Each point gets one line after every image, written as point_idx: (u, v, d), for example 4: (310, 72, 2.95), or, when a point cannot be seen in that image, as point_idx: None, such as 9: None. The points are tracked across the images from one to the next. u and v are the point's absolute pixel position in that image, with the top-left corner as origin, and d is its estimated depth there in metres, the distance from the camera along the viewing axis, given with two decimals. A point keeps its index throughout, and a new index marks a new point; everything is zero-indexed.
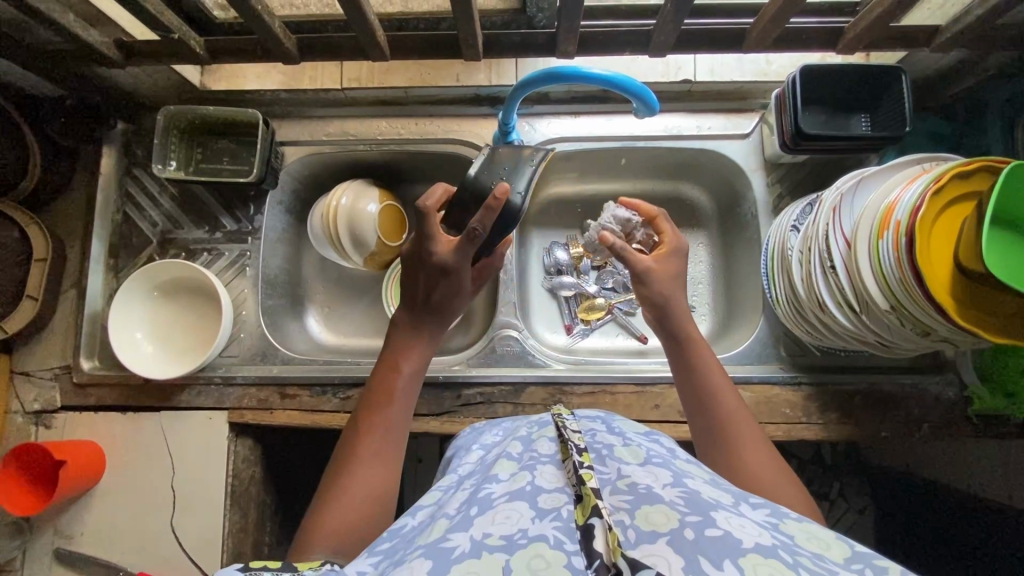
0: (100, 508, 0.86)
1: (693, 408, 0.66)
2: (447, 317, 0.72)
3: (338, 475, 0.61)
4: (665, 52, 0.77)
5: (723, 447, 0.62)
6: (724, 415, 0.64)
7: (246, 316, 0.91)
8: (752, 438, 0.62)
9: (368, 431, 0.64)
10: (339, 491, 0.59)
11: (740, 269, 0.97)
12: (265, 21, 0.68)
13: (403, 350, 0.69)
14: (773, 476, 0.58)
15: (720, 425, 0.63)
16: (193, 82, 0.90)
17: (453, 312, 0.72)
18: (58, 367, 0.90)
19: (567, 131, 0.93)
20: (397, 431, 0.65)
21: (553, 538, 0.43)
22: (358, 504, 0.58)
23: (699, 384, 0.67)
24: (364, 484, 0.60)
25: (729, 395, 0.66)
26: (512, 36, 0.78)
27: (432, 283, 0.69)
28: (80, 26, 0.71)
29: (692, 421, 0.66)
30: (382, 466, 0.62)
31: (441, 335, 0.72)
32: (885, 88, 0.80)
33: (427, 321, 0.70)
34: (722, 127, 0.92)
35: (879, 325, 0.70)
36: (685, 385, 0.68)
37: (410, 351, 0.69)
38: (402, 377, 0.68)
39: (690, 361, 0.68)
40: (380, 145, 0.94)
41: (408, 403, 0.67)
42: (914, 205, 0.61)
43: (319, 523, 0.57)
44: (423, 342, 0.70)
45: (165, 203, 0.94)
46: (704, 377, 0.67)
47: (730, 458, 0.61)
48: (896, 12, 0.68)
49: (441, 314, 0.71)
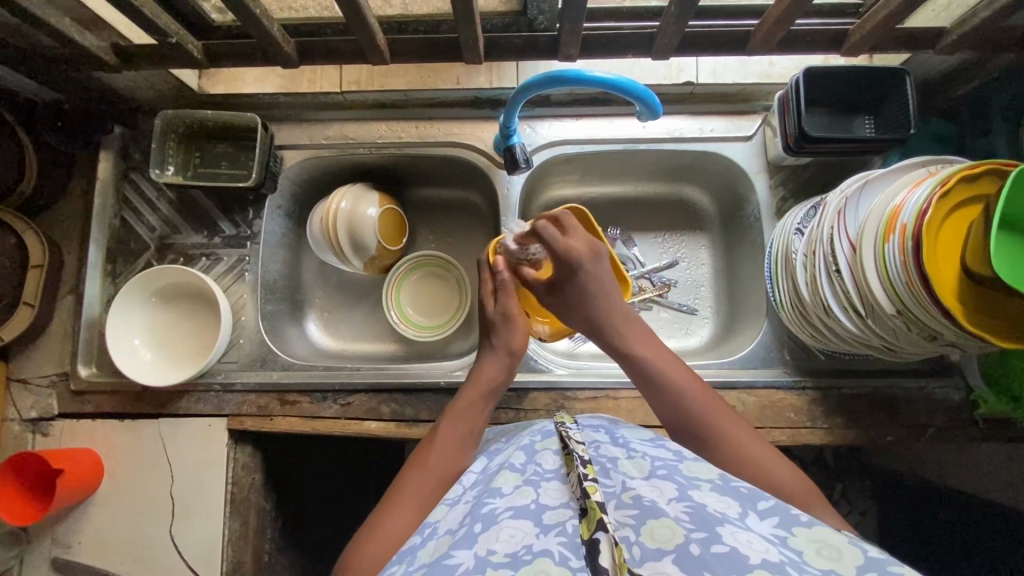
0: (98, 516, 0.85)
1: (655, 397, 0.66)
2: (501, 345, 0.72)
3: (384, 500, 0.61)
4: (668, 55, 0.76)
5: (700, 431, 0.63)
6: (689, 402, 0.64)
7: (245, 321, 0.90)
8: (723, 416, 0.63)
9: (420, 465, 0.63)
10: (381, 517, 0.59)
11: (744, 272, 0.96)
12: (264, 25, 0.68)
13: (464, 386, 0.71)
14: (755, 448, 0.61)
15: (688, 410, 0.64)
16: (191, 86, 0.90)
17: (507, 342, 0.72)
18: (56, 375, 0.89)
19: (567, 133, 0.92)
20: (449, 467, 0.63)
21: (558, 554, 0.43)
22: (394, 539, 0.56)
23: (677, 399, 0.64)
24: (405, 510, 0.59)
25: (712, 402, 0.64)
26: (513, 39, 0.77)
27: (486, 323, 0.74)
28: (77, 31, 0.70)
29: (659, 412, 0.66)
30: (425, 491, 0.61)
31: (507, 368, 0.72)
32: (889, 89, 0.79)
33: (484, 351, 0.73)
34: (725, 129, 0.91)
35: (886, 329, 0.69)
36: (639, 379, 0.67)
37: (468, 386, 0.70)
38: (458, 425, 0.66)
39: (669, 377, 0.66)
40: (380, 148, 0.93)
41: (468, 438, 0.66)
42: (921, 208, 0.60)
43: (361, 548, 0.57)
44: (485, 378, 0.70)
45: (163, 207, 0.93)
46: (659, 372, 0.66)
47: (711, 438, 0.62)
48: (900, 15, 0.67)
49: (492, 339, 0.73)
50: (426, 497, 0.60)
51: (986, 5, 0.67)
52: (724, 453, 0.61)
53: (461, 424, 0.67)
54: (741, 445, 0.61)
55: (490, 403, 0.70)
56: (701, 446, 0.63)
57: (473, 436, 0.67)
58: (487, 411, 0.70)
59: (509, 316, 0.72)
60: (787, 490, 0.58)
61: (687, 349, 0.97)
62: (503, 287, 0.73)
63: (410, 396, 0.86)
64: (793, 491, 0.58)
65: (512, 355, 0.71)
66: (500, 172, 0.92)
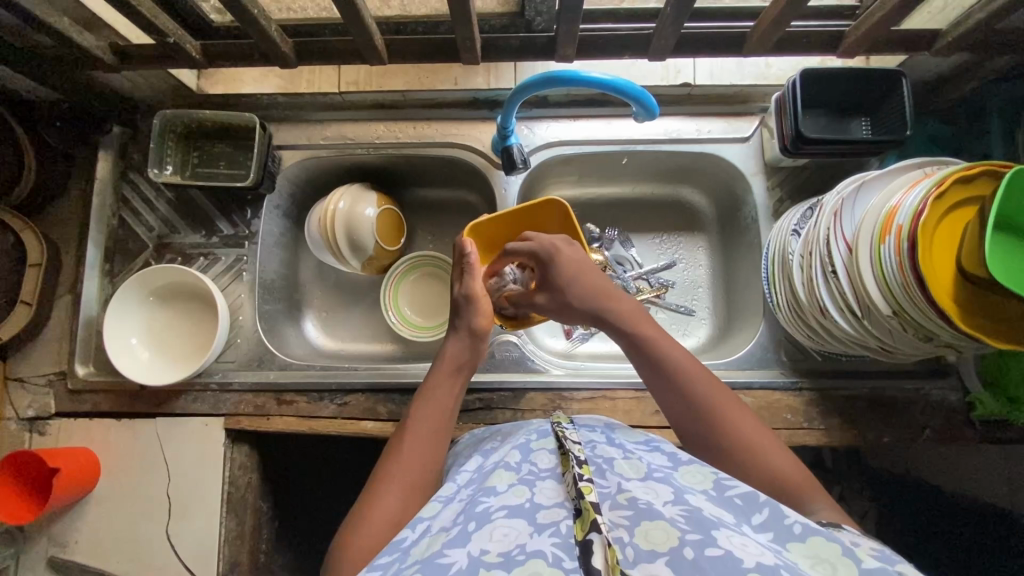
0: (95, 516, 0.84)
1: (659, 391, 0.66)
2: (463, 327, 0.71)
3: (367, 490, 0.60)
4: (665, 56, 0.76)
5: (708, 423, 0.62)
6: (694, 394, 0.63)
7: (243, 321, 0.90)
8: (727, 405, 0.63)
9: (397, 452, 0.63)
10: (367, 506, 0.58)
11: (741, 273, 0.96)
12: (262, 25, 0.68)
13: (432, 368, 0.70)
14: (770, 447, 0.60)
15: (718, 428, 0.61)
16: (190, 87, 0.90)
17: (470, 323, 0.71)
18: (53, 374, 0.89)
19: (565, 134, 0.92)
20: (427, 451, 0.63)
21: (552, 555, 0.43)
22: (378, 527, 0.56)
23: (710, 420, 0.62)
24: (390, 496, 0.58)
25: (742, 417, 0.62)
26: (511, 40, 0.77)
27: (457, 308, 0.72)
28: (75, 30, 0.71)
29: (664, 408, 0.66)
30: (407, 478, 0.60)
31: (472, 348, 0.71)
32: (886, 91, 0.80)
33: (448, 333, 0.72)
34: (722, 130, 0.91)
35: (881, 330, 0.69)
36: (644, 369, 0.67)
37: (436, 368, 0.70)
38: (430, 408, 0.66)
39: (694, 398, 0.63)
40: (378, 148, 0.93)
41: (440, 417, 0.66)
42: (916, 210, 0.60)
43: (349, 541, 0.56)
44: (452, 358, 0.70)
45: (161, 207, 0.93)
46: (677, 377, 0.64)
47: (717, 430, 0.61)
48: (896, 17, 0.68)
49: (454, 321, 0.72)
50: (409, 484, 0.60)
51: (982, 7, 0.67)
52: (729, 444, 0.61)
53: (431, 403, 0.67)
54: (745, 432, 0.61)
55: (461, 380, 0.70)
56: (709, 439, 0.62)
57: (447, 414, 0.67)
58: (458, 388, 0.70)
59: (473, 296, 0.71)
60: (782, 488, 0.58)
61: None
62: (470, 267, 0.72)
63: (407, 396, 0.86)
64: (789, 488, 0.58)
65: (476, 335, 0.71)
66: (498, 173, 0.92)
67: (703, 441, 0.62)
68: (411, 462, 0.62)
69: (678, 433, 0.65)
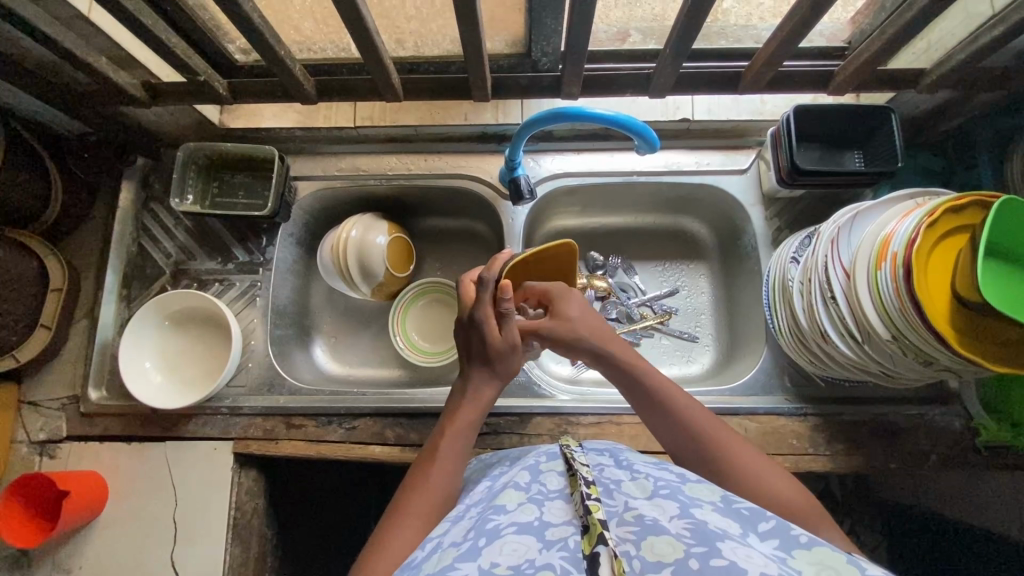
0: (100, 541, 0.84)
1: (643, 406, 0.69)
2: (502, 371, 0.72)
3: (387, 520, 0.61)
4: (665, 93, 0.81)
5: (698, 445, 0.64)
6: (696, 430, 0.65)
7: (255, 346, 0.92)
8: (737, 444, 0.64)
9: (414, 486, 0.64)
10: (387, 536, 0.59)
11: (742, 300, 0.98)
12: (287, 64, 0.73)
13: (460, 404, 0.71)
14: (782, 485, 0.61)
15: (726, 466, 0.62)
16: (213, 120, 0.96)
17: (508, 368, 0.72)
18: (66, 398, 0.90)
19: (569, 167, 0.96)
20: (444, 487, 0.64)
21: (560, 568, 0.44)
22: (394, 557, 0.56)
23: (715, 463, 0.63)
24: (407, 527, 0.59)
25: (774, 475, 0.61)
26: (519, 79, 0.82)
27: (496, 352, 0.70)
28: (111, 69, 0.75)
29: (666, 438, 0.67)
30: (424, 512, 0.61)
31: (498, 391, 0.73)
32: (876, 127, 0.83)
33: (479, 373, 0.71)
34: (721, 163, 0.95)
35: (882, 355, 0.71)
36: (634, 394, 0.70)
37: (464, 406, 0.70)
38: (451, 445, 0.67)
39: (707, 443, 0.64)
40: (390, 179, 0.97)
41: (461, 454, 0.67)
42: (910, 237, 0.62)
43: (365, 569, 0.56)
44: (480, 398, 0.71)
45: (179, 234, 0.96)
46: (688, 421, 0.65)
47: (720, 460, 0.63)
48: (882, 57, 0.72)
49: (494, 364, 0.71)
50: (425, 517, 0.61)
51: (963, 47, 0.72)
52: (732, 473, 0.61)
53: (456, 441, 0.68)
54: (736, 457, 0.62)
55: (480, 420, 0.71)
56: (700, 461, 0.64)
57: (465, 452, 0.68)
58: (477, 427, 0.70)
59: (515, 346, 0.70)
60: (785, 503, 0.59)
61: (689, 376, 0.98)
62: (506, 315, 0.70)
63: (415, 421, 0.87)
64: (794, 504, 0.59)
65: (508, 379, 0.73)
66: (505, 203, 0.95)
67: (684, 449, 0.65)
68: (426, 496, 0.62)
69: (675, 455, 0.67)
